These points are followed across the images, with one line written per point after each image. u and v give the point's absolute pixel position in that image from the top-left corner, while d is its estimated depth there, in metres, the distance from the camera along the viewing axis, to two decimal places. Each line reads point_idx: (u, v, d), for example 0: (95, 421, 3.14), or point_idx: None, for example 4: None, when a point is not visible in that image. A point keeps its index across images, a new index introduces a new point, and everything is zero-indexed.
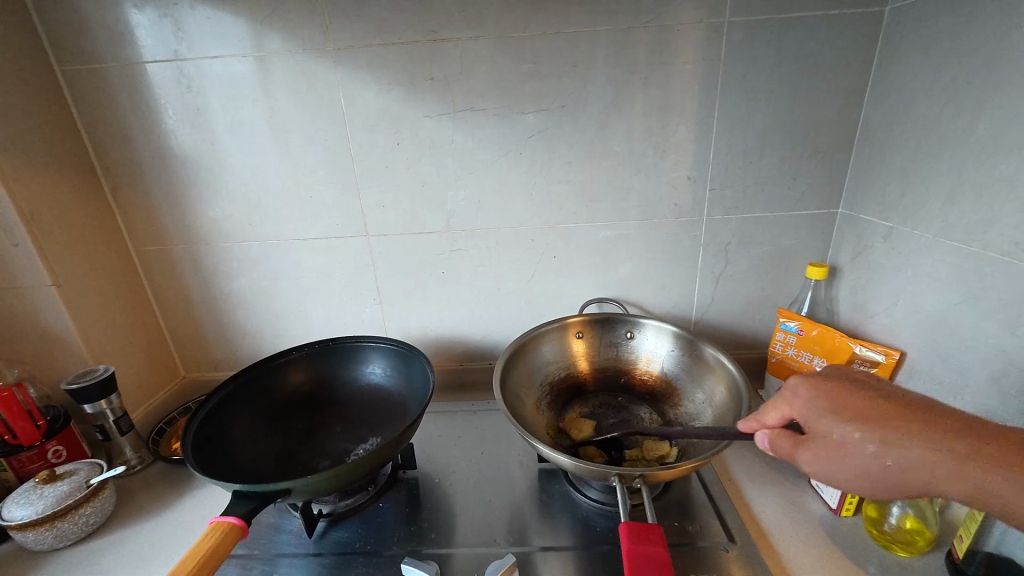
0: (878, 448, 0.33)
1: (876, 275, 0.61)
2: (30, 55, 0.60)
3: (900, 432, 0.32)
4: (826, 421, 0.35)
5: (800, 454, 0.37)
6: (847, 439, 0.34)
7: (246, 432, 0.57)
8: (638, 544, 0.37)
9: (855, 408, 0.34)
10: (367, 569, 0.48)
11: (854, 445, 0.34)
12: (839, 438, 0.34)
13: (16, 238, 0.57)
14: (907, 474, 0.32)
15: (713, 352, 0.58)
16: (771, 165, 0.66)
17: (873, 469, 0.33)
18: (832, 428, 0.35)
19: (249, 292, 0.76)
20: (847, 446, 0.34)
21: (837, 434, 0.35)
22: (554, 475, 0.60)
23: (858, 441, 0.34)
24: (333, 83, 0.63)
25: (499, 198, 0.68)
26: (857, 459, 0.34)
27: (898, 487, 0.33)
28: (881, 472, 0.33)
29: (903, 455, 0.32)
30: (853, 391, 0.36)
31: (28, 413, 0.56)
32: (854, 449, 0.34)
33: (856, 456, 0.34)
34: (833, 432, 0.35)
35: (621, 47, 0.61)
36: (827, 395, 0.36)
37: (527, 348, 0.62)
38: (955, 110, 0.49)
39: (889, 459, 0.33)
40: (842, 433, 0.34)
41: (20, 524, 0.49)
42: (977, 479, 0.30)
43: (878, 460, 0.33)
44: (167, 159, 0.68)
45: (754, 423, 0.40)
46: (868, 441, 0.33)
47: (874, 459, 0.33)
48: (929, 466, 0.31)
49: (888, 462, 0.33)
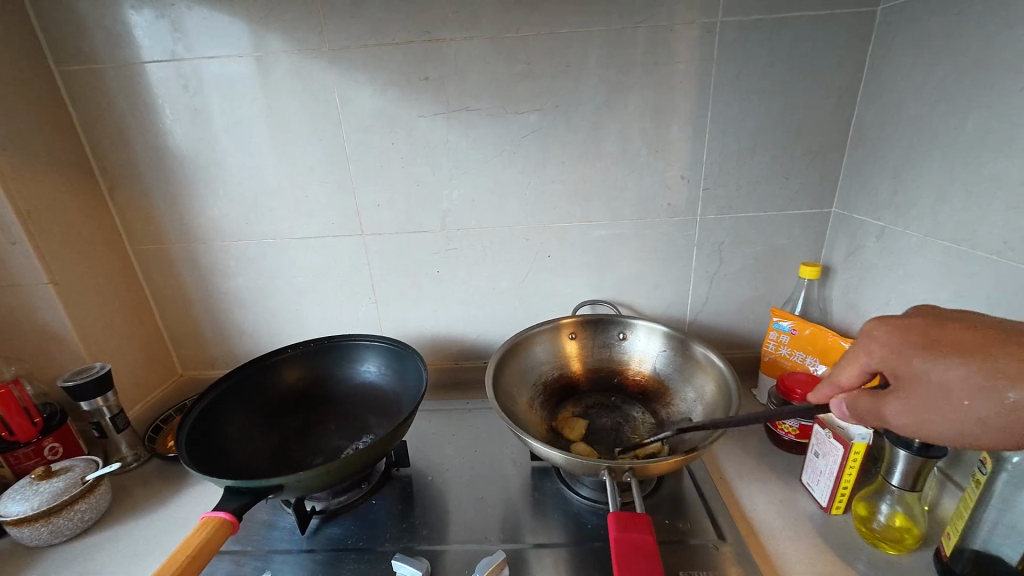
0: (990, 385, 0.27)
1: (868, 274, 0.61)
2: (28, 55, 0.60)
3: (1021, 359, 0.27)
4: (922, 362, 0.30)
5: (889, 408, 0.31)
6: (955, 380, 0.28)
7: (240, 430, 0.57)
8: (625, 534, 0.38)
9: (957, 342, 0.29)
10: (359, 565, 0.49)
11: (965, 385, 0.28)
12: (942, 379, 0.29)
13: (14, 236, 0.58)
14: None
15: (704, 351, 0.58)
16: (764, 165, 0.66)
17: (987, 411, 0.28)
18: (931, 370, 0.29)
19: (246, 291, 0.76)
20: (948, 387, 0.29)
21: (937, 376, 0.29)
22: (547, 473, 0.61)
23: (969, 380, 0.28)
24: (328, 83, 0.63)
25: (493, 198, 0.69)
26: (973, 405, 0.28)
27: (1020, 431, 0.27)
28: (1007, 417, 0.27)
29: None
30: (945, 325, 0.30)
31: (25, 409, 0.57)
32: (967, 391, 0.28)
33: (968, 399, 0.28)
34: (932, 373, 0.29)
35: (615, 48, 0.61)
36: (913, 334, 0.31)
37: (521, 348, 0.62)
38: (945, 110, 0.50)
39: (1012, 397, 0.27)
40: (938, 373, 0.29)
41: (15, 520, 0.50)
42: None
43: (994, 400, 0.27)
44: (164, 158, 0.68)
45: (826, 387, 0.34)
46: (981, 378, 0.28)
47: (990, 400, 0.27)
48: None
49: (1010, 401, 0.27)
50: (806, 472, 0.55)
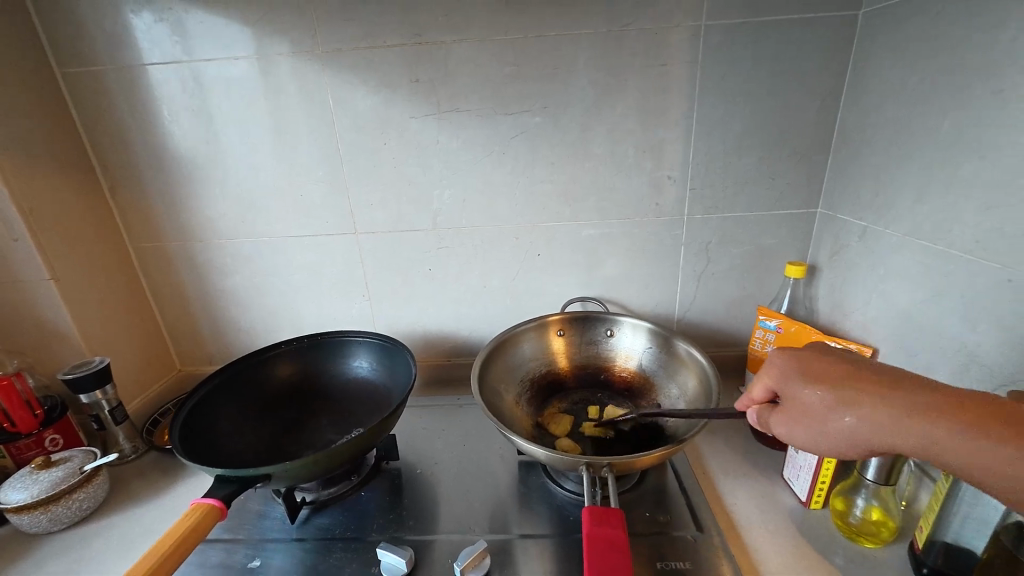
0: (837, 410, 0.35)
1: (852, 273, 0.62)
2: (31, 58, 0.62)
3: (859, 393, 0.34)
4: (795, 386, 0.38)
5: (774, 420, 0.40)
6: (812, 403, 0.36)
7: (232, 424, 0.58)
8: (600, 527, 0.39)
9: (824, 374, 0.36)
10: (346, 554, 0.50)
11: (819, 408, 0.36)
12: (805, 402, 0.37)
13: (16, 232, 0.59)
14: (869, 434, 0.33)
15: (686, 347, 0.59)
16: (750, 165, 0.67)
17: (832, 430, 0.35)
18: (799, 394, 0.37)
19: (242, 289, 0.78)
20: (810, 409, 0.36)
21: (803, 398, 0.37)
22: (532, 467, 0.62)
23: (822, 404, 0.35)
24: (322, 85, 0.65)
25: (484, 198, 0.70)
26: (826, 424, 0.35)
27: (857, 447, 0.35)
28: (847, 435, 0.34)
29: (863, 416, 0.33)
30: (826, 360, 0.37)
31: (27, 402, 0.59)
32: (820, 413, 0.36)
33: (821, 420, 0.36)
34: (799, 397, 0.37)
35: (602, 50, 0.62)
36: (797, 363, 0.38)
37: (508, 345, 0.63)
38: (922, 112, 0.50)
39: (848, 421, 0.34)
40: (804, 396, 0.37)
41: (16, 507, 0.51)
42: (929, 434, 0.31)
43: (836, 422, 0.35)
44: (162, 158, 0.70)
45: (742, 399, 0.43)
46: (830, 404, 0.35)
47: (834, 422, 0.35)
48: (886, 426, 0.32)
49: (847, 425, 0.34)
50: (788, 468, 0.56)
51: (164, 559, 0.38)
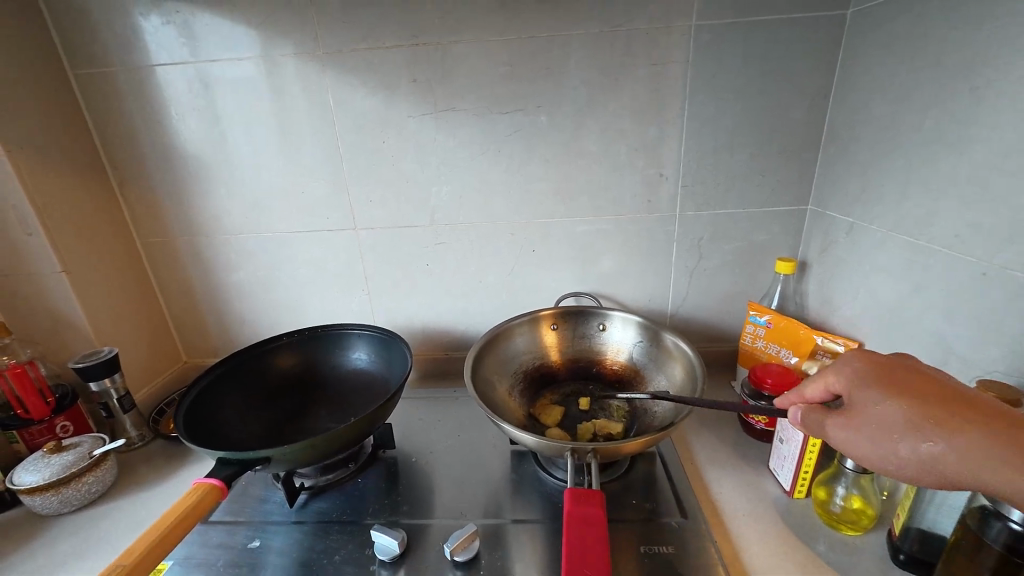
0: (918, 430, 0.31)
1: (839, 269, 0.63)
2: (46, 60, 0.65)
3: (954, 416, 0.30)
4: (869, 395, 0.34)
5: (830, 428, 0.35)
6: (889, 418, 0.32)
7: (234, 411, 0.60)
8: (579, 506, 0.40)
9: (909, 387, 0.32)
10: (342, 535, 0.52)
11: (898, 425, 0.32)
12: (879, 414, 0.33)
13: (30, 227, 0.62)
14: (946, 460, 0.30)
15: (674, 339, 0.61)
16: (740, 162, 0.68)
17: (902, 450, 0.31)
18: (875, 405, 0.33)
19: (246, 284, 0.80)
20: (883, 422, 0.32)
21: (878, 412, 0.33)
22: (525, 457, 0.63)
23: (901, 420, 0.32)
24: (323, 85, 0.67)
25: (480, 194, 0.72)
26: (896, 442, 0.32)
27: (925, 472, 0.31)
28: (919, 457, 0.31)
29: (953, 442, 0.29)
30: (911, 371, 0.34)
31: (39, 390, 0.62)
32: (896, 430, 0.32)
33: (891, 435, 0.32)
34: (874, 407, 0.33)
35: (595, 51, 0.64)
36: (879, 371, 0.34)
37: (502, 338, 0.65)
38: (905, 110, 0.52)
39: (930, 443, 0.30)
40: (879, 407, 0.33)
41: (29, 489, 0.54)
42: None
43: (915, 444, 0.31)
44: (170, 157, 0.72)
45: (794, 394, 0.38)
46: (911, 421, 0.31)
47: (911, 442, 0.31)
48: (975, 457, 0.29)
49: (926, 448, 0.30)
50: (772, 458, 0.57)
51: (165, 534, 0.40)
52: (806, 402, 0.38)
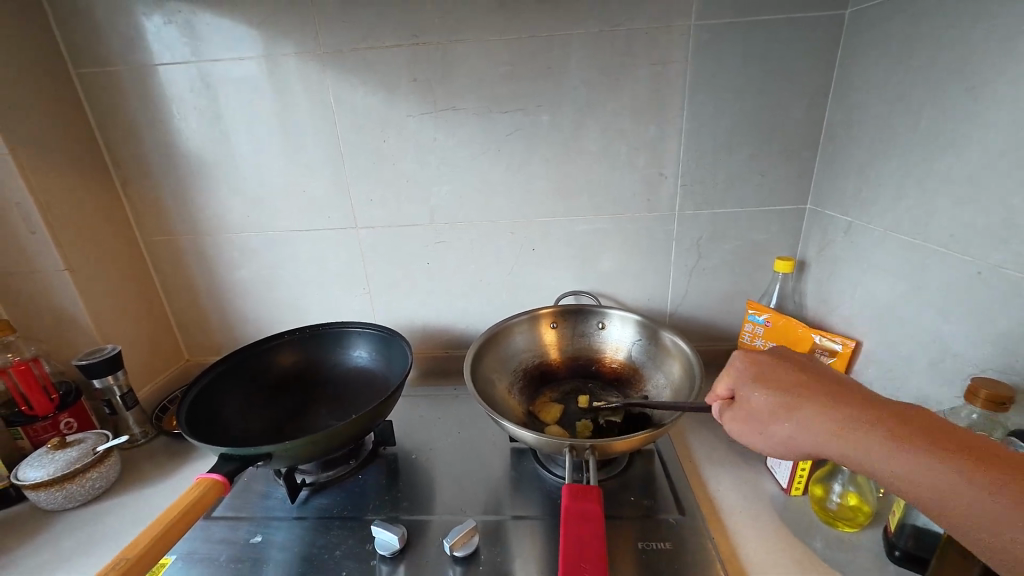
0: (778, 414, 0.37)
1: (837, 269, 0.64)
2: (49, 60, 0.65)
3: (802, 401, 0.36)
4: (746, 388, 0.40)
5: (728, 419, 0.42)
6: (759, 406, 0.39)
7: (237, 408, 0.61)
8: (576, 502, 0.40)
9: (774, 378, 0.39)
10: (343, 531, 0.53)
11: (767, 412, 0.38)
12: (754, 404, 0.39)
13: (34, 225, 0.63)
14: (802, 438, 0.36)
15: (672, 338, 0.61)
16: (739, 162, 0.68)
17: (774, 432, 0.38)
18: (751, 396, 0.40)
19: (247, 282, 0.80)
20: (756, 410, 0.39)
21: (752, 403, 0.39)
22: (524, 454, 0.64)
23: (767, 407, 0.38)
24: (324, 85, 0.67)
25: (481, 194, 0.72)
26: (769, 427, 0.38)
27: (796, 451, 0.37)
28: (786, 437, 0.37)
29: (800, 422, 0.36)
30: (782, 365, 0.40)
31: (44, 387, 0.62)
32: (767, 416, 0.38)
33: (764, 421, 0.38)
34: (749, 398, 0.40)
35: (595, 51, 0.64)
36: (755, 366, 0.41)
37: (502, 337, 0.66)
38: (902, 110, 0.52)
39: (788, 426, 0.37)
40: (751, 398, 0.40)
41: (33, 484, 0.55)
42: (851, 442, 0.33)
43: (779, 426, 0.37)
44: (172, 156, 0.73)
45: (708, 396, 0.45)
46: (774, 408, 0.38)
47: (776, 426, 0.37)
48: (816, 433, 0.35)
49: (787, 429, 0.37)
50: (770, 456, 0.58)
51: (167, 528, 0.41)
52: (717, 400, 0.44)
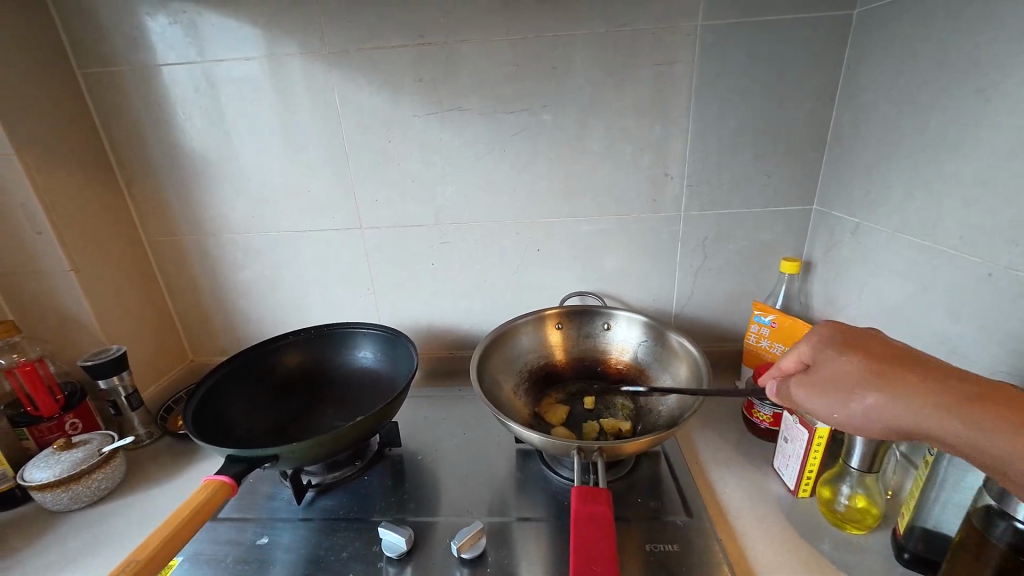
0: (866, 385, 0.33)
1: (844, 269, 0.63)
2: (55, 60, 0.65)
3: (904, 372, 0.32)
4: (827, 355, 0.36)
5: (794, 388, 0.38)
6: (844, 374, 0.35)
7: (242, 408, 0.61)
8: (586, 505, 0.40)
9: (864, 348, 0.35)
10: (350, 533, 0.53)
11: (851, 381, 0.34)
12: (837, 373, 0.35)
13: (39, 225, 0.63)
14: (891, 411, 0.32)
15: (679, 339, 0.61)
16: (745, 163, 0.68)
17: (853, 406, 0.34)
18: (835, 364, 0.35)
19: (251, 282, 0.80)
20: (838, 379, 0.35)
21: (835, 372, 0.35)
22: (530, 455, 0.64)
23: (853, 376, 0.34)
24: (329, 85, 0.67)
25: (485, 194, 0.72)
26: (850, 398, 0.34)
27: (878, 425, 0.33)
28: (868, 409, 0.33)
29: (893, 393, 0.32)
30: (869, 337, 0.36)
31: (49, 387, 0.62)
32: (849, 385, 0.34)
33: (845, 391, 0.35)
34: (832, 366, 0.36)
35: (600, 51, 0.64)
36: (840, 334, 0.37)
37: (509, 337, 0.65)
38: (910, 111, 0.52)
39: (879, 397, 0.33)
40: (835, 365, 0.35)
41: (39, 485, 0.55)
42: (959, 418, 0.29)
43: (867, 398, 0.33)
44: (177, 157, 0.73)
45: (770, 366, 0.41)
46: (862, 378, 0.34)
47: (862, 397, 0.33)
48: (911, 406, 0.31)
49: (873, 400, 0.33)
50: (777, 458, 0.57)
51: (174, 531, 0.40)
52: (778, 371, 0.40)
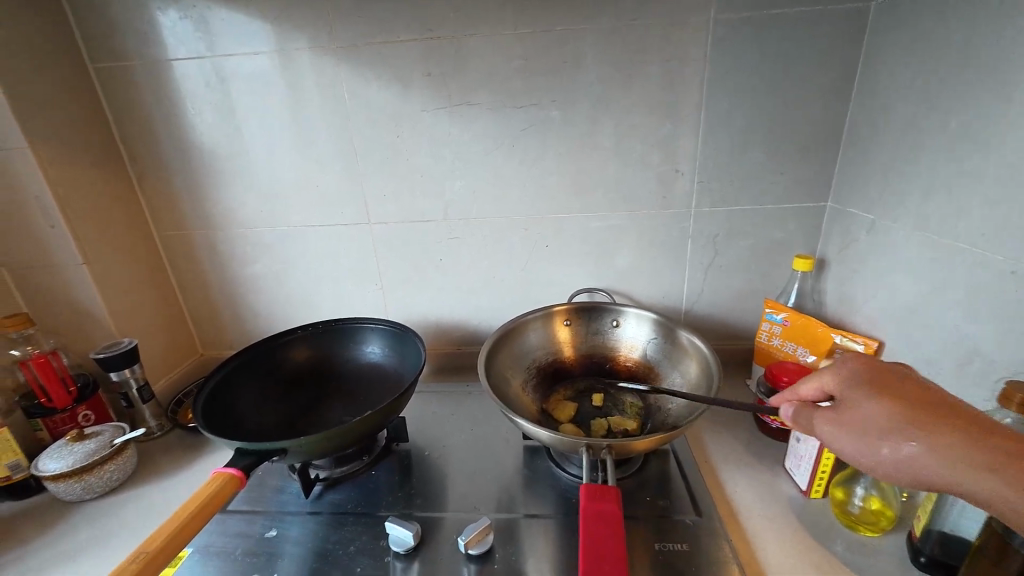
0: (899, 433, 0.32)
1: (859, 268, 0.62)
2: (68, 56, 0.66)
3: (939, 421, 0.31)
4: (856, 394, 0.35)
5: (816, 421, 0.37)
6: (874, 417, 0.33)
7: (251, 402, 0.60)
8: (595, 503, 0.40)
9: (896, 390, 0.33)
10: (357, 527, 0.53)
11: (882, 425, 0.32)
12: (864, 413, 0.34)
13: (52, 219, 0.63)
14: (924, 462, 0.30)
15: (689, 337, 0.60)
16: (759, 158, 0.67)
17: (882, 452, 0.32)
18: (863, 404, 0.34)
19: (260, 277, 0.81)
20: (866, 421, 0.33)
21: (866, 414, 0.33)
22: (538, 452, 0.63)
23: (885, 421, 0.32)
24: (337, 79, 0.67)
25: (494, 189, 0.71)
26: (879, 443, 0.32)
27: (907, 475, 0.32)
28: (898, 457, 0.31)
29: (929, 444, 0.30)
30: (901, 377, 0.34)
31: (62, 379, 0.63)
32: (878, 429, 0.33)
33: (875, 435, 0.33)
34: (860, 406, 0.34)
35: (611, 45, 0.63)
36: (871, 373, 0.35)
37: (517, 335, 0.65)
38: (931, 106, 0.51)
39: (914, 445, 0.31)
40: (864, 407, 0.34)
41: (52, 475, 0.56)
42: (997, 476, 0.28)
43: (898, 445, 0.31)
44: (187, 151, 0.73)
45: (787, 392, 0.40)
46: (894, 423, 0.32)
47: (893, 443, 0.32)
48: (948, 460, 0.29)
49: (906, 449, 0.31)
50: (789, 458, 0.56)
51: (181, 525, 0.40)
52: (798, 398, 0.39)
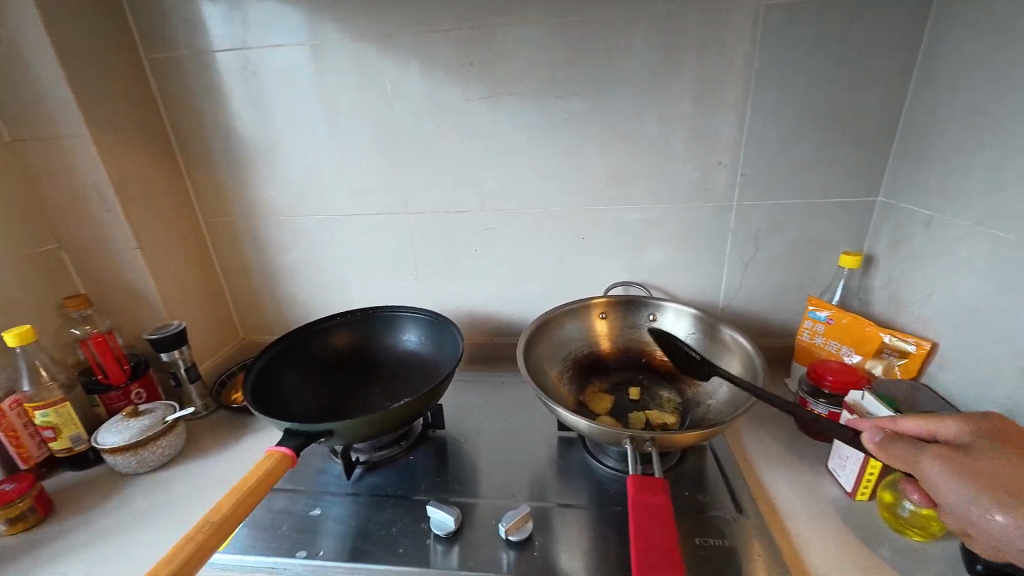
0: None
1: (912, 266, 0.60)
2: (125, 46, 0.68)
3: None
4: (982, 448, 0.33)
5: (914, 457, 0.34)
6: (998, 471, 0.31)
7: (294, 385, 0.62)
8: (640, 494, 0.40)
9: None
10: (398, 509, 0.54)
11: (1005, 482, 0.30)
12: (987, 465, 0.32)
13: (108, 204, 0.66)
14: None
15: (731, 333, 0.59)
16: (807, 151, 0.65)
17: (990, 503, 0.30)
18: (988, 458, 0.32)
19: (299, 265, 0.82)
20: (984, 471, 0.31)
21: (990, 462, 0.32)
22: (572, 443, 0.64)
23: (1009, 477, 0.30)
24: (380, 69, 0.68)
25: (531, 180, 0.71)
26: (992, 494, 0.30)
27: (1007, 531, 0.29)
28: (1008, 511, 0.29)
29: None
30: None
31: (117, 357, 0.66)
32: (997, 484, 0.31)
33: (990, 485, 0.31)
34: (984, 458, 0.32)
35: (657, 33, 0.62)
36: (1001, 433, 0.33)
37: (554, 327, 0.64)
38: (1002, 98, 0.48)
39: None
40: (988, 460, 0.32)
41: (111, 448, 0.59)
42: None
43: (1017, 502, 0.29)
44: (233, 140, 0.75)
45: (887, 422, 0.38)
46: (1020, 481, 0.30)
47: (1012, 498, 0.30)
48: None
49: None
50: (832, 459, 0.55)
51: (251, 489, 0.42)
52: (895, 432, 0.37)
